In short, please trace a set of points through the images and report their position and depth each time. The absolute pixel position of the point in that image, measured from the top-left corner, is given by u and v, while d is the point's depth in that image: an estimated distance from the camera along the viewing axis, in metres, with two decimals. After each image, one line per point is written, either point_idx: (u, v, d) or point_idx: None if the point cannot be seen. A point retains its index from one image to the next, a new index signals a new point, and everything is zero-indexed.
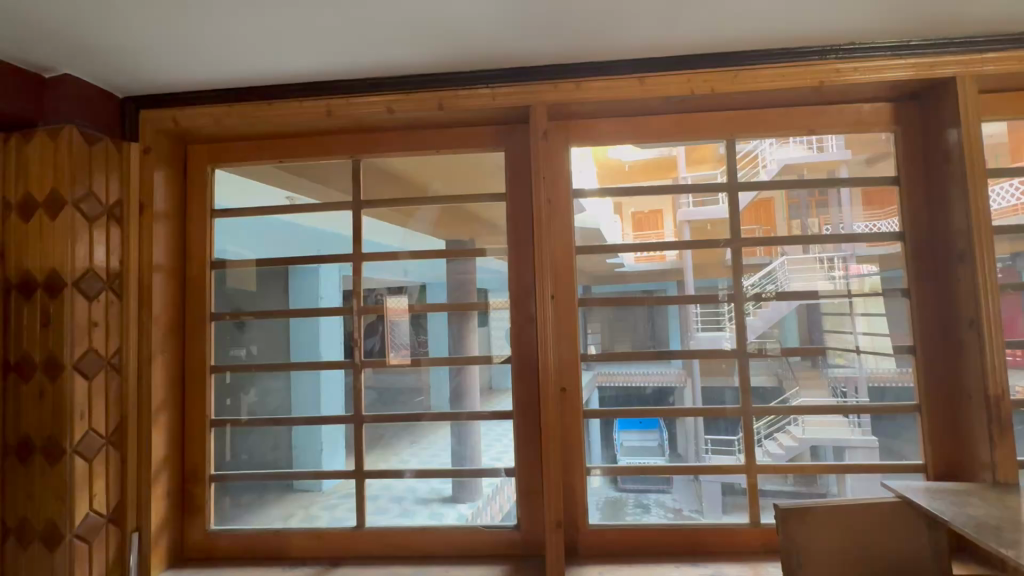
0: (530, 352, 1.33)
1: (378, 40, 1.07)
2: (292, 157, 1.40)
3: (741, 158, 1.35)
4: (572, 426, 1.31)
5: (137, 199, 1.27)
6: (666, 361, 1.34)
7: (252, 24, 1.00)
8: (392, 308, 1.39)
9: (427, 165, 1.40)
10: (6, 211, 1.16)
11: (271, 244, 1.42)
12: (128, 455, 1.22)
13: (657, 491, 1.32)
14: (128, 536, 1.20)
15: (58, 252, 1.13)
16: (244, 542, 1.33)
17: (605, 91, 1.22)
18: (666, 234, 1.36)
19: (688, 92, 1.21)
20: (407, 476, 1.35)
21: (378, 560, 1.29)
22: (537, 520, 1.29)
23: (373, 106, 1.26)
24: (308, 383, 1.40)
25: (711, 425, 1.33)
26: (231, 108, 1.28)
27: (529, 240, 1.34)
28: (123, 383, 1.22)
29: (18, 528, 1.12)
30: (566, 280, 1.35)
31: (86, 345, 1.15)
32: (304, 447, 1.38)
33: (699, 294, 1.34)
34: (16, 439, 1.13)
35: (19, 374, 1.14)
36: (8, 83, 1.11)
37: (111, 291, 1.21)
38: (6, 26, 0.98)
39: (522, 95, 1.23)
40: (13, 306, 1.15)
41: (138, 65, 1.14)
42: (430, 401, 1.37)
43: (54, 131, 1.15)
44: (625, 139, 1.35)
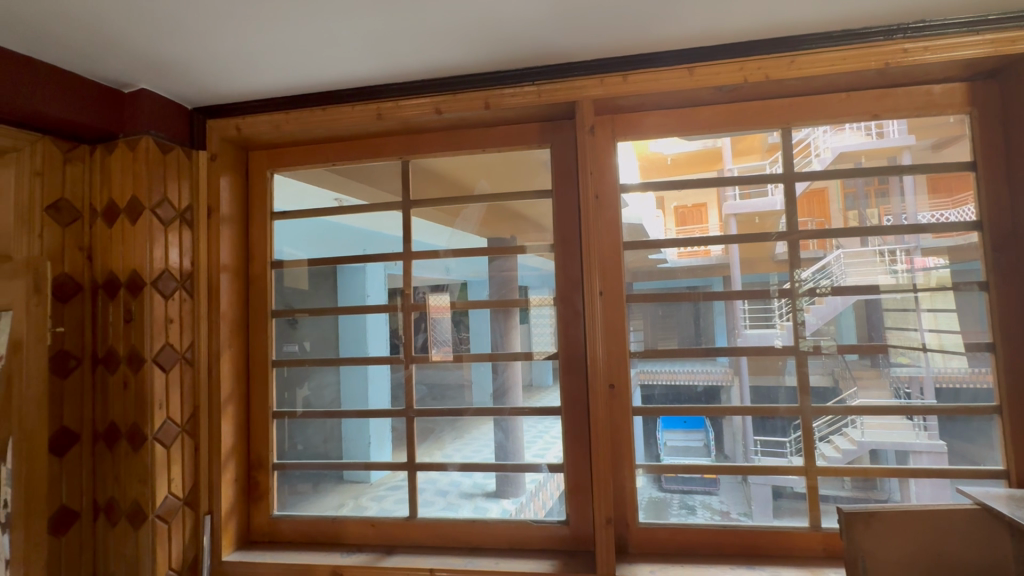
0: (576, 349, 1.32)
1: (428, 42, 1.10)
2: (344, 159, 1.46)
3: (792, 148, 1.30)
4: (621, 423, 1.30)
5: (205, 203, 1.35)
6: (711, 359, 1.31)
7: (310, 33, 1.04)
8: (434, 305, 1.42)
9: (471, 164, 1.42)
10: (93, 217, 1.27)
11: (321, 245, 1.48)
12: (200, 443, 1.31)
13: (702, 492, 1.29)
14: (201, 519, 1.29)
15: (138, 254, 1.22)
16: (303, 529, 1.40)
17: (652, 83, 1.20)
18: (711, 229, 1.32)
19: (739, 81, 1.17)
20: (452, 469, 1.38)
21: (427, 550, 1.32)
22: (586, 516, 1.29)
23: (422, 108, 1.29)
24: (357, 378, 1.45)
25: (761, 425, 1.28)
26: (288, 114, 1.34)
27: (575, 235, 1.33)
28: (196, 375, 1.31)
29: (107, 507, 1.22)
30: (612, 277, 1.33)
31: (164, 340, 1.24)
32: (354, 439, 1.43)
33: (747, 290, 1.30)
34: (105, 426, 1.23)
35: (106, 366, 1.24)
36: (93, 99, 1.21)
37: (184, 290, 1.29)
38: (94, 46, 1.07)
39: (568, 91, 1.22)
40: (99, 304, 1.25)
41: (206, 78, 1.22)
42: (472, 396, 1.39)
43: (133, 141, 1.25)
44: (670, 131, 1.32)
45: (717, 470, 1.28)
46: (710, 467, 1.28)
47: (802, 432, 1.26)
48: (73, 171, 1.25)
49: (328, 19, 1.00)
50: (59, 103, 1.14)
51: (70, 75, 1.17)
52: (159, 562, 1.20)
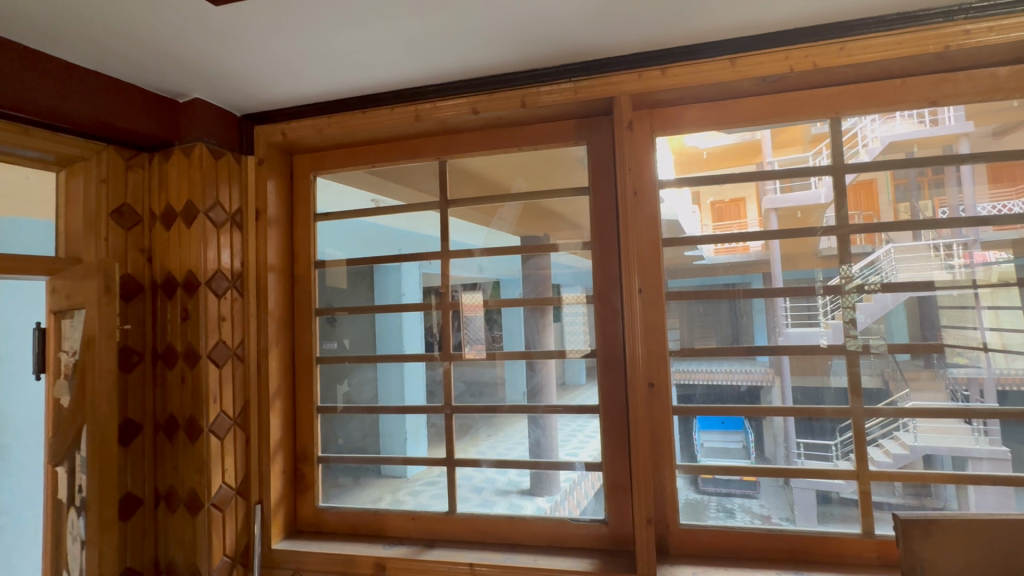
0: (614, 346, 1.31)
1: (465, 43, 1.11)
2: (382, 161, 1.49)
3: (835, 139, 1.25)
4: (662, 422, 1.28)
5: (253, 206, 1.42)
6: (750, 358, 1.27)
7: (353, 39, 1.07)
8: (467, 304, 1.44)
9: (506, 163, 1.42)
10: (153, 221, 1.34)
11: (359, 245, 1.52)
12: (251, 435, 1.37)
13: (741, 495, 1.26)
14: (252, 508, 1.35)
15: (193, 256, 1.28)
16: (347, 520, 1.44)
17: (692, 76, 1.17)
18: (749, 224, 1.29)
19: (785, 70, 1.13)
20: (486, 466, 1.40)
21: (465, 545, 1.34)
22: (625, 516, 1.27)
23: (459, 108, 1.30)
24: (394, 375, 1.48)
25: (805, 427, 1.24)
26: (331, 119, 1.38)
27: (612, 232, 1.32)
28: (246, 370, 1.37)
29: (167, 494, 1.29)
30: (652, 274, 1.31)
31: (217, 337, 1.30)
32: (391, 435, 1.47)
33: (789, 287, 1.26)
34: (164, 418, 1.31)
35: (165, 362, 1.31)
36: (152, 110, 1.28)
37: (235, 289, 1.36)
38: (154, 60, 1.14)
39: (606, 87, 1.21)
40: (158, 302, 1.32)
41: (254, 86, 1.27)
42: (505, 394, 1.40)
43: (187, 148, 1.31)
44: (709, 124, 1.28)
45: (759, 472, 1.24)
46: (752, 470, 1.25)
47: (851, 434, 1.21)
48: (135, 178, 1.33)
49: (373, 25, 1.02)
50: (122, 114, 1.22)
51: (132, 88, 1.24)
52: (215, 547, 1.26)
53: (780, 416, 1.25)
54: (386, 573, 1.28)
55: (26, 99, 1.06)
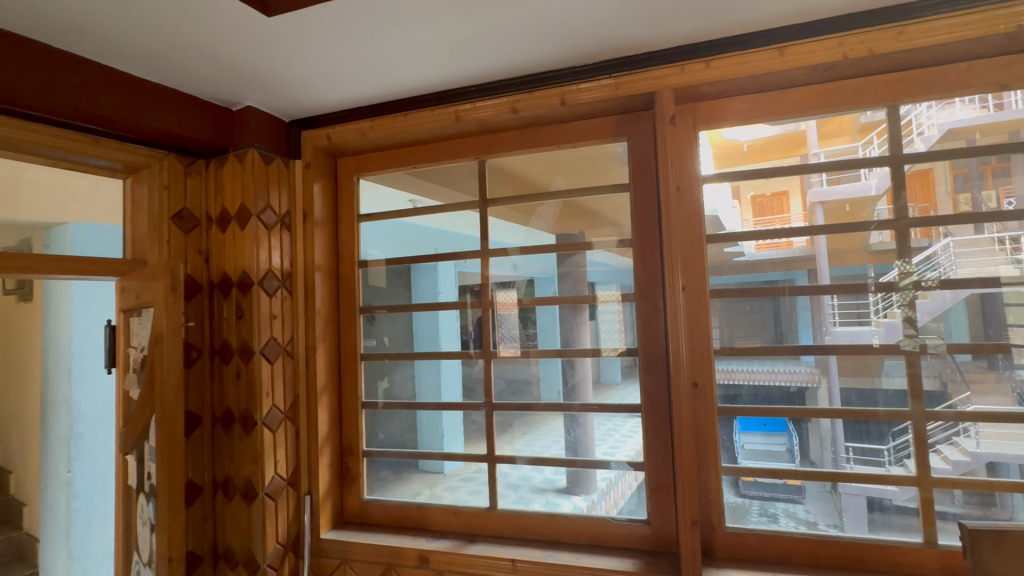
0: (657, 345, 1.29)
1: (506, 43, 1.12)
2: (421, 162, 1.51)
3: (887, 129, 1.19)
4: (706, 424, 1.26)
5: (301, 208, 1.47)
6: (794, 359, 1.23)
7: (397, 44, 1.10)
8: (501, 302, 1.45)
9: (543, 162, 1.42)
10: (209, 224, 1.42)
11: (397, 245, 1.56)
12: (301, 428, 1.43)
13: (785, 500, 1.22)
14: (303, 499, 1.41)
15: (246, 257, 1.35)
16: (390, 512, 1.48)
17: (737, 67, 1.14)
18: (793, 219, 1.24)
19: (838, 57, 1.08)
20: (522, 463, 1.41)
21: (505, 541, 1.35)
22: (669, 517, 1.25)
23: (498, 108, 1.31)
24: (431, 372, 1.51)
25: (854, 431, 1.19)
26: (373, 122, 1.42)
27: (654, 229, 1.30)
28: (296, 366, 1.43)
29: (225, 483, 1.36)
30: (697, 271, 1.28)
31: (269, 334, 1.36)
32: (429, 430, 1.50)
33: (838, 284, 1.21)
34: (221, 411, 1.38)
35: (221, 357, 1.38)
36: (209, 118, 1.35)
37: (285, 288, 1.42)
38: (212, 71, 1.20)
39: (647, 81, 1.20)
40: (215, 301, 1.39)
41: (302, 93, 1.32)
42: (540, 392, 1.41)
43: (240, 154, 1.38)
44: (753, 117, 1.25)
45: (806, 476, 1.20)
46: (798, 473, 1.20)
47: (905, 438, 1.16)
48: (193, 184, 1.41)
49: (417, 29, 1.05)
50: (182, 123, 1.29)
51: (190, 98, 1.31)
52: (269, 534, 1.32)
53: (827, 418, 1.20)
54: (429, 566, 1.30)
55: (98, 112, 1.14)
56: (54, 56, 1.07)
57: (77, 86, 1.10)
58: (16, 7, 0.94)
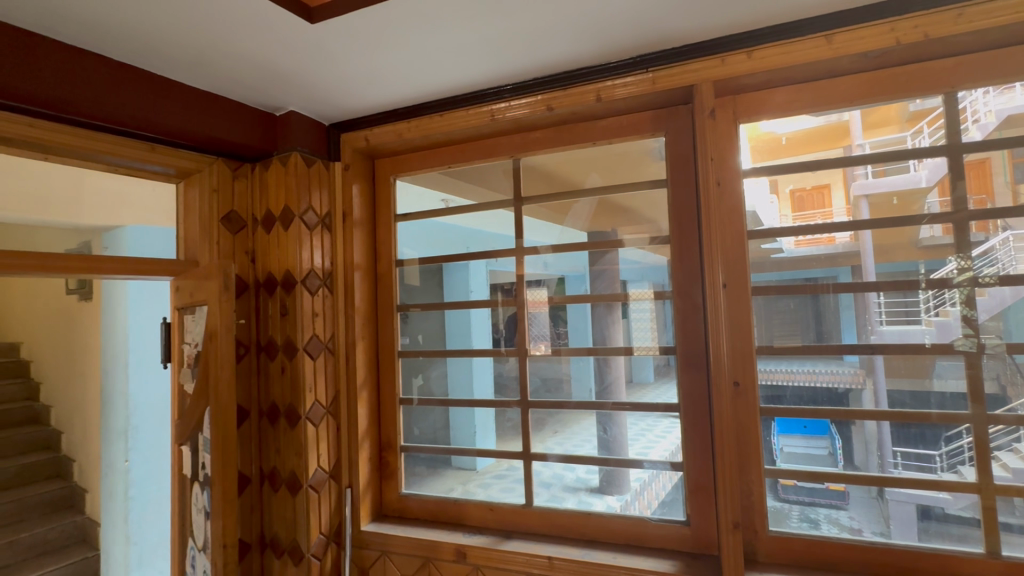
0: (696, 344, 1.26)
1: (543, 41, 1.12)
2: (455, 161, 1.53)
3: (939, 117, 1.12)
4: (748, 426, 1.21)
5: (341, 209, 1.51)
6: (836, 359, 1.19)
7: (435, 46, 1.12)
8: (532, 300, 1.46)
9: (578, 159, 1.42)
10: (255, 225, 1.47)
11: (430, 245, 1.58)
12: (341, 423, 1.47)
13: (827, 505, 1.18)
14: (344, 491, 1.45)
15: (290, 257, 1.39)
16: (426, 506, 1.50)
17: (780, 57, 1.11)
18: (835, 213, 1.20)
19: (891, 43, 1.04)
20: (554, 461, 1.41)
21: (540, 538, 1.36)
22: (709, 519, 1.23)
23: (533, 106, 1.32)
24: (464, 370, 1.53)
25: (902, 434, 1.14)
26: (410, 123, 1.45)
27: (693, 225, 1.27)
28: (337, 362, 1.47)
29: (271, 474, 1.42)
30: (738, 268, 1.24)
31: (312, 332, 1.40)
32: (461, 427, 1.52)
33: (885, 282, 1.15)
34: (267, 405, 1.43)
35: (267, 354, 1.44)
36: (254, 123, 1.41)
37: (326, 287, 1.46)
38: (259, 78, 1.25)
39: (685, 75, 1.18)
40: (261, 299, 1.45)
41: (343, 97, 1.36)
42: (571, 390, 1.41)
43: (284, 157, 1.43)
44: (796, 108, 1.21)
45: (850, 481, 1.15)
46: (841, 477, 1.16)
47: (958, 444, 1.10)
48: (240, 187, 1.47)
49: (456, 30, 1.06)
50: (229, 129, 1.35)
51: (238, 105, 1.37)
52: (313, 525, 1.36)
53: (872, 421, 1.16)
54: (467, 560, 1.32)
55: (156, 121, 1.20)
56: (115, 68, 1.13)
57: (135, 95, 1.17)
58: (85, 23, 1.00)
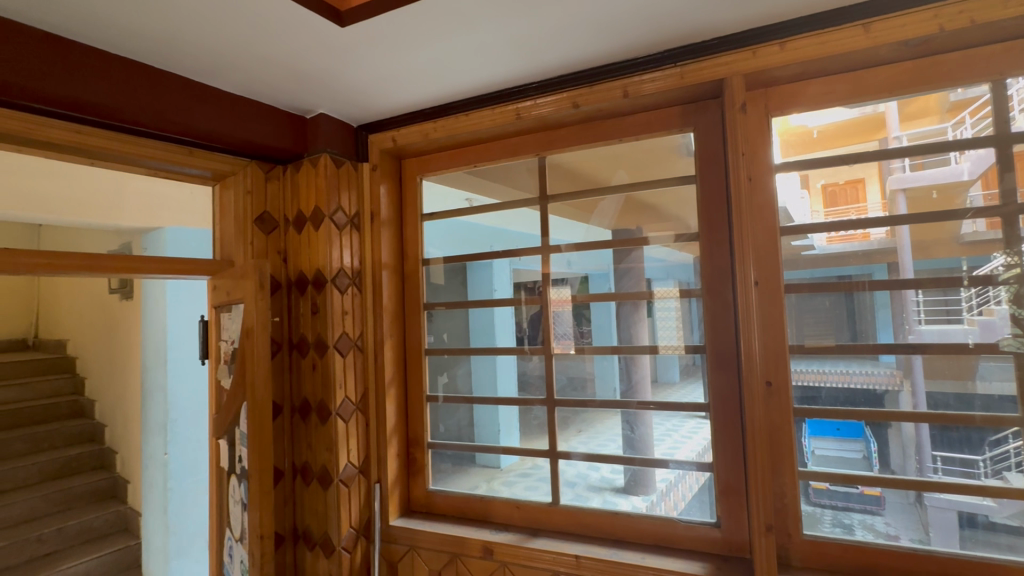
0: (726, 343, 1.24)
1: (570, 37, 1.12)
2: (480, 160, 1.54)
3: (982, 106, 1.08)
4: (781, 427, 1.18)
5: (369, 209, 1.54)
6: (871, 359, 1.15)
7: (462, 46, 1.13)
8: (555, 299, 1.45)
9: (603, 156, 1.41)
10: (287, 225, 1.51)
11: (454, 244, 1.60)
12: (370, 419, 1.50)
13: (861, 511, 1.14)
14: (373, 486, 1.48)
15: (321, 256, 1.43)
16: (453, 503, 1.52)
17: (816, 48, 1.08)
18: (870, 209, 1.15)
19: (934, 30, 1.00)
20: (578, 460, 1.40)
21: (565, 537, 1.35)
22: (740, 522, 1.20)
23: (560, 103, 1.31)
24: (488, 368, 1.54)
25: (942, 438, 1.09)
26: (436, 123, 1.46)
27: (722, 222, 1.25)
28: (366, 359, 1.50)
29: (303, 468, 1.45)
30: (770, 265, 1.21)
31: (341, 329, 1.43)
32: (486, 424, 1.53)
33: (924, 279, 1.11)
34: (299, 401, 1.47)
35: (298, 351, 1.47)
36: (286, 126, 1.44)
37: (355, 286, 1.49)
38: (291, 82, 1.28)
39: (715, 68, 1.16)
40: (293, 298, 1.49)
41: (371, 98, 1.38)
42: (595, 389, 1.40)
43: (314, 159, 1.46)
44: (830, 100, 1.17)
45: (886, 485, 1.12)
46: (877, 482, 1.12)
47: (1004, 450, 1.04)
48: (273, 188, 1.51)
49: (483, 29, 1.07)
50: (263, 132, 1.39)
51: (271, 108, 1.41)
52: (344, 518, 1.39)
53: (910, 423, 1.11)
54: (494, 557, 1.33)
55: (194, 125, 1.25)
56: (157, 75, 1.18)
57: (174, 101, 1.21)
58: (129, 33, 1.04)
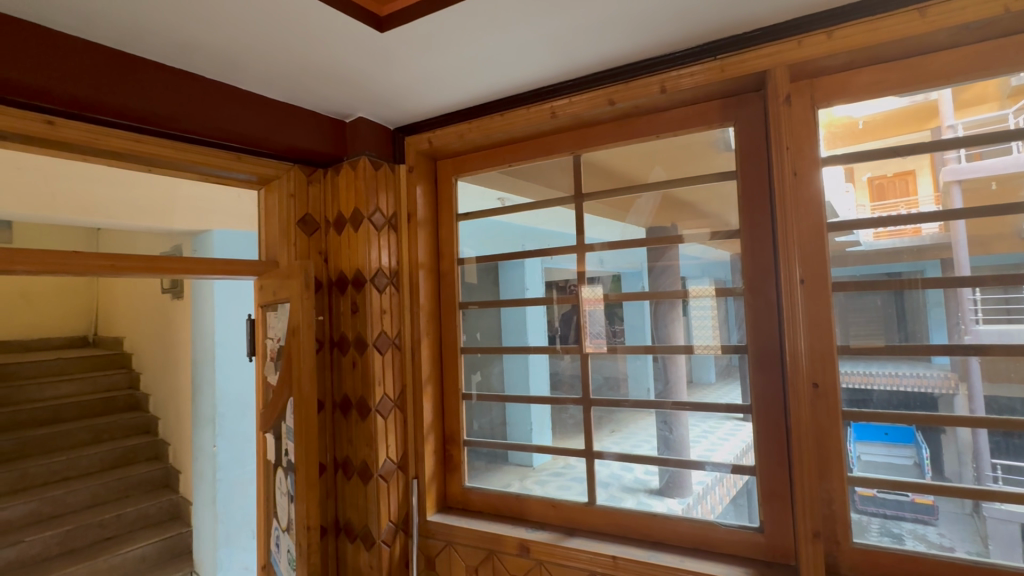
0: (770, 343, 1.20)
1: (607, 33, 1.11)
2: (514, 160, 1.54)
3: None
4: (829, 429, 1.13)
5: (406, 210, 1.57)
6: (923, 361, 1.09)
7: (498, 46, 1.14)
8: (587, 298, 1.45)
9: (638, 153, 1.39)
10: (327, 227, 1.56)
11: (487, 243, 1.61)
12: (407, 416, 1.53)
13: (912, 520, 1.09)
14: (410, 482, 1.51)
15: (360, 257, 1.47)
16: (488, 500, 1.53)
17: (866, 35, 1.04)
18: (921, 203, 1.09)
19: (998, 11, 0.94)
20: (612, 460, 1.39)
21: (601, 537, 1.34)
22: (786, 528, 1.16)
23: (595, 101, 1.31)
24: (520, 367, 1.55)
25: (1003, 446, 1.03)
26: (471, 124, 1.48)
27: (765, 218, 1.21)
28: (403, 357, 1.53)
29: (345, 463, 1.50)
30: (816, 261, 1.15)
31: (380, 328, 1.47)
32: (518, 423, 1.54)
33: (981, 276, 1.05)
34: (340, 397, 1.52)
35: (339, 349, 1.52)
36: (327, 130, 1.49)
37: (393, 285, 1.52)
38: (331, 87, 1.32)
39: (757, 60, 1.13)
40: (334, 297, 1.53)
41: (407, 101, 1.41)
42: (629, 389, 1.39)
43: (354, 162, 1.50)
44: (881, 89, 1.12)
45: (940, 493, 1.06)
46: (929, 490, 1.07)
47: None
48: (314, 191, 1.56)
49: (519, 29, 1.07)
50: (305, 137, 1.44)
51: (312, 113, 1.46)
52: (383, 512, 1.43)
53: (967, 429, 1.05)
54: (530, 555, 1.34)
55: (241, 131, 1.31)
56: (206, 85, 1.24)
57: (224, 109, 1.27)
58: (185, 45, 1.10)
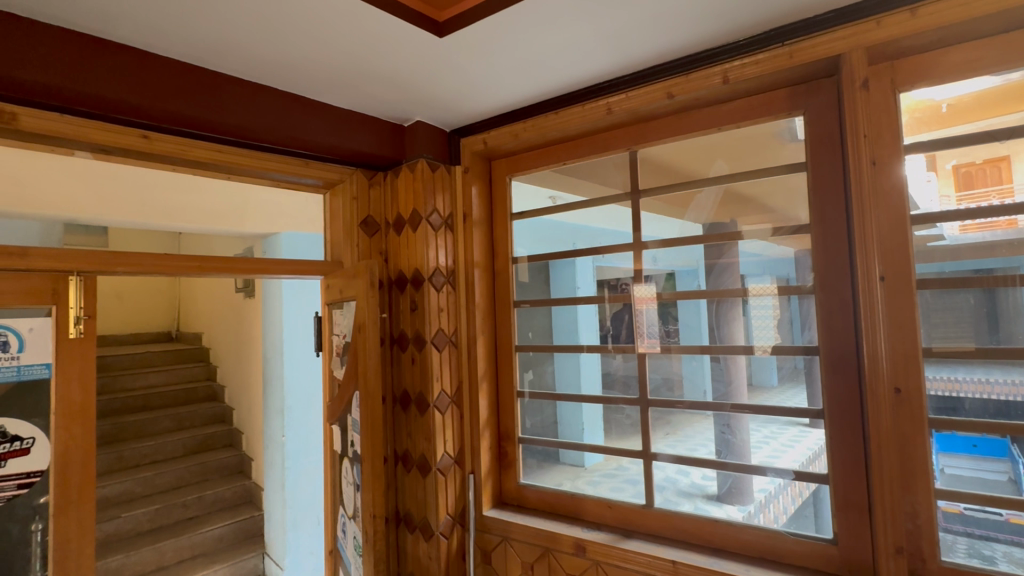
0: (845, 345, 1.13)
1: (667, 25, 1.08)
2: (568, 158, 1.54)
3: None
4: (912, 438, 1.04)
5: (462, 210, 1.61)
6: (1021, 366, 0.99)
7: (555, 44, 1.14)
8: (641, 297, 1.42)
9: (697, 147, 1.35)
10: (387, 228, 1.63)
11: (538, 242, 1.62)
12: (463, 412, 1.56)
13: (1007, 542, 0.99)
14: (467, 476, 1.54)
15: (418, 256, 1.52)
16: (542, 498, 1.54)
17: (958, 10, 0.95)
18: (1017, 191, 0.99)
19: None
20: (667, 463, 1.36)
21: (658, 540, 1.32)
22: (863, 543, 1.09)
23: (653, 94, 1.28)
24: (573, 366, 1.54)
25: None
26: (526, 123, 1.50)
27: (839, 212, 1.14)
28: (459, 354, 1.57)
29: (405, 456, 1.55)
30: (901, 255, 1.05)
31: (438, 325, 1.51)
32: (569, 422, 1.54)
33: None
34: (400, 392, 1.57)
35: (399, 345, 1.58)
36: (387, 135, 1.55)
37: (450, 284, 1.57)
38: (392, 93, 1.37)
39: (830, 44, 1.07)
40: (394, 295, 1.59)
41: (463, 103, 1.44)
42: (684, 390, 1.35)
43: (412, 165, 1.55)
44: (975, 67, 1.02)
45: None
46: None
47: None
48: (375, 194, 1.63)
49: (577, 26, 1.07)
50: (368, 142, 1.50)
51: (373, 119, 1.52)
52: (441, 505, 1.47)
53: None
54: (586, 555, 1.33)
55: (310, 137, 1.39)
56: (279, 96, 1.33)
57: (295, 119, 1.36)
58: (262, 61, 1.18)
